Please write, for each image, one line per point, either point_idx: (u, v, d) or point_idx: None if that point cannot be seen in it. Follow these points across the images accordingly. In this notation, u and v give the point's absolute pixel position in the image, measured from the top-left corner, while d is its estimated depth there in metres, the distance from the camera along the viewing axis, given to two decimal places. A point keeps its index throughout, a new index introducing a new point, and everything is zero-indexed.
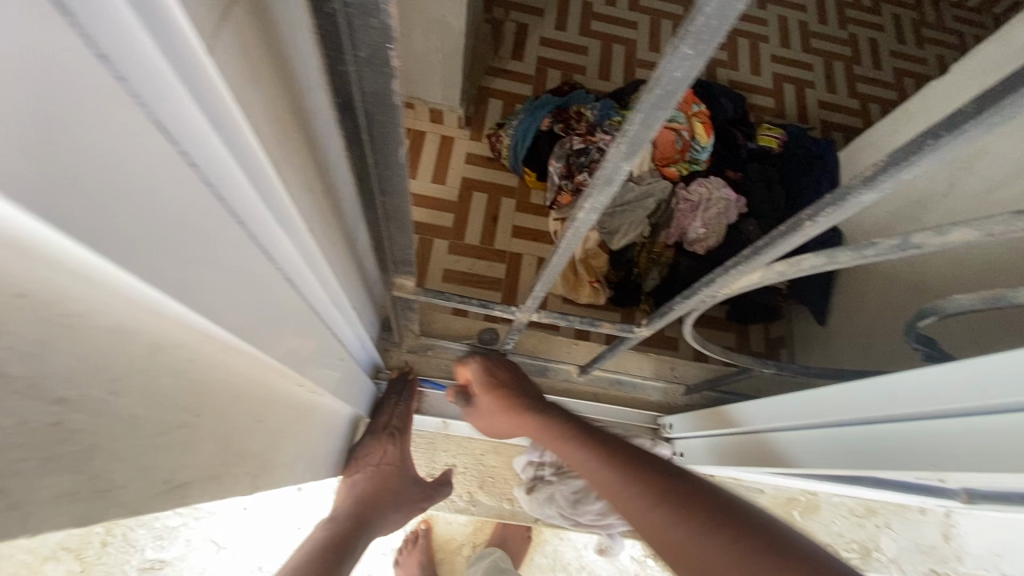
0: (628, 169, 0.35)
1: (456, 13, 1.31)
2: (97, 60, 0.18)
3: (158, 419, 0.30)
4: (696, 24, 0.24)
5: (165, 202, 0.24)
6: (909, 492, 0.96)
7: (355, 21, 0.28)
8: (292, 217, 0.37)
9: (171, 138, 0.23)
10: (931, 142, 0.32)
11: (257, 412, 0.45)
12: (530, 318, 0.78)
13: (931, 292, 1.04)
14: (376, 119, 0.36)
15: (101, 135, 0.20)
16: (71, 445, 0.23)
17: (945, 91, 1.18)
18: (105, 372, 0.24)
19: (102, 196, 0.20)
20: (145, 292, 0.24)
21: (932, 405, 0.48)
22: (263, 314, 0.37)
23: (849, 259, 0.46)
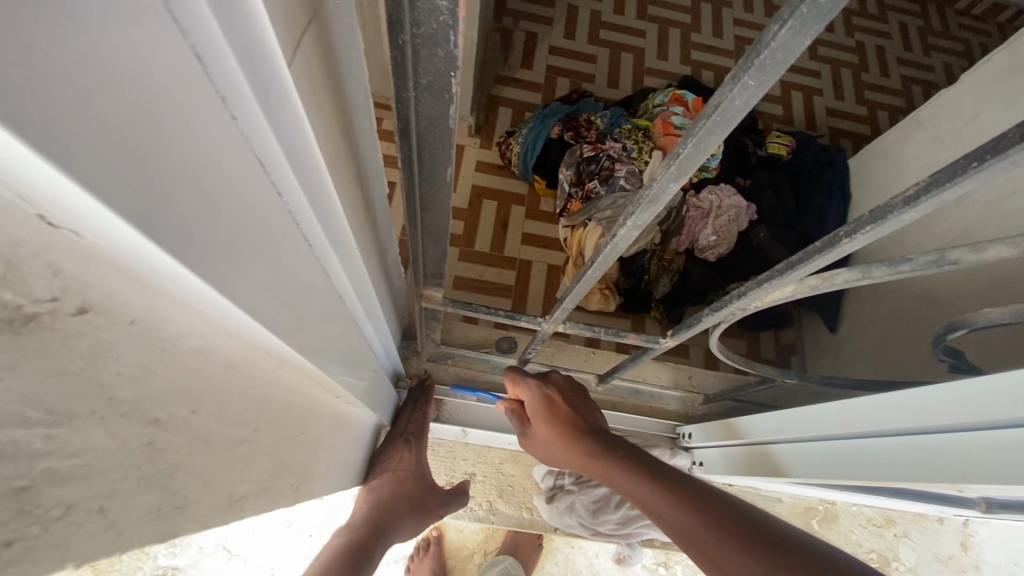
0: (675, 189, 0.36)
1: (469, 24, 1.33)
2: (217, 100, 0.19)
3: (227, 434, 0.30)
4: (762, 56, 0.25)
5: (254, 229, 0.25)
6: (929, 502, 0.96)
7: (421, 51, 0.29)
8: (342, 232, 0.38)
9: (261, 167, 0.24)
10: (977, 164, 0.32)
11: (302, 425, 0.45)
12: (555, 329, 0.79)
13: (941, 304, 1.04)
14: (428, 140, 0.37)
15: (217, 171, 0.20)
16: (159, 464, 0.24)
17: (957, 100, 1.19)
18: (189, 393, 0.25)
19: (213, 228, 0.21)
20: (231, 314, 0.25)
21: (964, 417, 0.50)
22: (315, 330, 0.38)
23: (884, 275, 0.47)
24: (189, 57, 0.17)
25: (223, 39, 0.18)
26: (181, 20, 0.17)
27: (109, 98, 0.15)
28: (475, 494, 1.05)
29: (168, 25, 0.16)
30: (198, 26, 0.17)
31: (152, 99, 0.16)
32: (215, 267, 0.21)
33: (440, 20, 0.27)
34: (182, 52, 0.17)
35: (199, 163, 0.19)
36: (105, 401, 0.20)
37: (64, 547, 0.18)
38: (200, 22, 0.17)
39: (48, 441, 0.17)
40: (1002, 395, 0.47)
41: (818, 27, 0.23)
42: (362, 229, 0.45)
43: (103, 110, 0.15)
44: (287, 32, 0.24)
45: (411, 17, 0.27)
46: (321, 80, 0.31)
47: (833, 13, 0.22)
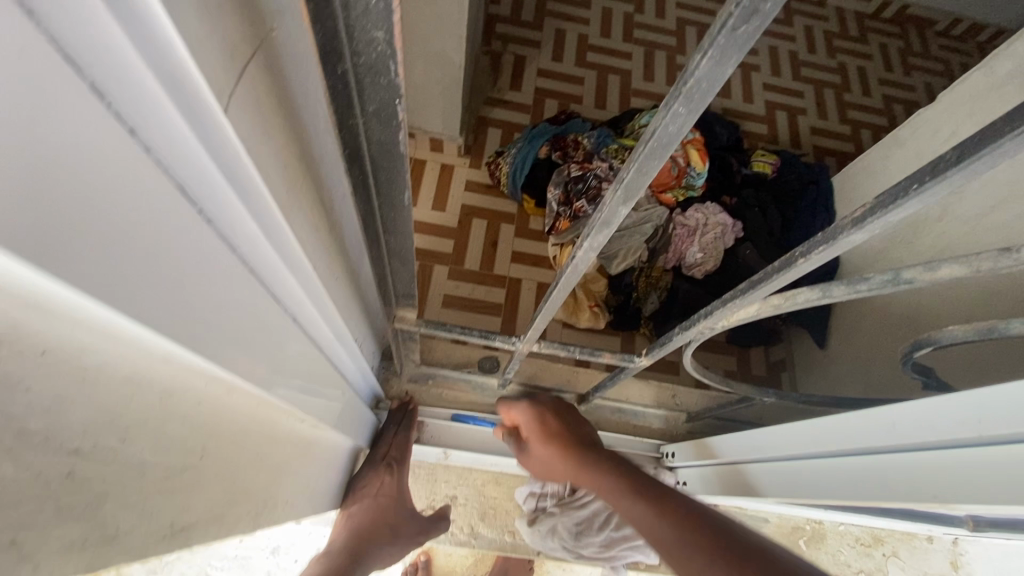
0: (625, 212, 0.36)
1: (456, 47, 1.35)
2: (125, 132, 0.20)
3: (165, 462, 0.30)
4: (688, 85, 0.25)
5: (178, 257, 0.25)
6: (915, 520, 0.95)
7: (364, 79, 0.30)
8: (299, 259, 0.38)
9: (188, 198, 0.25)
10: (916, 186, 0.33)
11: (260, 450, 0.45)
12: (531, 348, 0.79)
13: (926, 319, 1.05)
14: (382, 164, 0.38)
15: (125, 201, 0.21)
16: (81, 495, 0.24)
17: (933, 119, 1.21)
18: (116, 421, 0.25)
19: (122, 256, 0.21)
20: (158, 342, 0.25)
21: (927, 437, 0.50)
22: (266, 354, 0.38)
23: (842, 293, 0.47)
24: (84, 90, 0.18)
25: (127, 73, 0.18)
26: (76, 57, 0.17)
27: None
28: (457, 518, 1.03)
29: (57, 61, 0.17)
30: (95, 59, 0.17)
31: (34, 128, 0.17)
32: (129, 294, 0.22)
33: (379, 49, 0.28)
34: (76, 84, 0.17)
35: (100, 193, 0.19)
36: (13, 434, 0.19)
37: None
38: (98, 54, 0.17)
39: None
40: (959, 411, 0.47)
41: (735, 58, 0.24)
42: (325, 253, 0.46)
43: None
44: (222, 65, 0.25)
45: (351, 47, 0.28)
46: (270, 110, 0.31)
47: (751, 43, 0.23)
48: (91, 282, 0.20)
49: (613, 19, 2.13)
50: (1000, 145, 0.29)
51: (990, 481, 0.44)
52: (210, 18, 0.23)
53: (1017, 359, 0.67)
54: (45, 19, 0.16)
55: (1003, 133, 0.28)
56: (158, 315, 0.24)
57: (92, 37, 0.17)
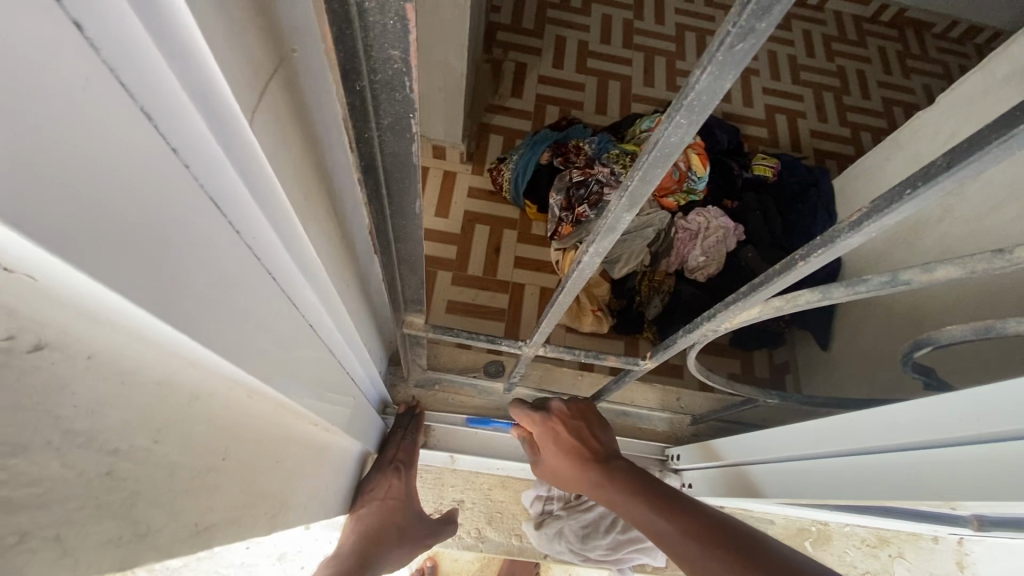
0: (629, 218, 0.38)
1: (459, 56, 1.37)
2: (168, 150, 0.21)
3: (191, 463, 0.31)
4: (689, 98, 0.27)
5: (211, 266, 0.26)
6: (920, 520, 0.95)
7: (380, 95, 0.32)
8: (315, 266, 0.40)
9: (220, 210, 0.26)
10: (909, 191, 0.34)
11: (276, 452, 0.46)
12: (536, 353, 0.80)
13: (929, 320, 1.06)
14: (394, 175, 0.39)
15: (166, 213, 0.22)
16: (119, 492, 0.25)
17: (931, 122, 1.22)
18: (151, 422, 0.26)
19: (165, 265, 0.22)
20: (191, 349, 0.26)
21: (928, 433, 0.51)
22: (284, 358, 0.39)
23: (842, 295, 0.48)
24: (136, 112, 0.19)
25: (172, 96, 0.20)
26: (129, 85, 0.19)
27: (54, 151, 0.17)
28: (464, 521, 1.04)
29: (115, 87, 0.18)
30: (147, 85, 0.19)
31: (93, 150, 0.18)
32: (171, 302, 0.23)
33: (395, 67, 0.29)
34: (129, 108, 0.19)
35: (148, 207, 0.21)
36: (61, 432, 0.21)
37: (19, 572, 0.19)
38: (149, 79, 0.19)
39: None
40: (959, 407, 0.48)
41: (733, 72, 0.25)
42: (338, 261, 0.47)
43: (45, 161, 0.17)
44: (248, 85, 0.26)
45: (368, 65, 0.29)
46: (289, 124, 0.33)
47: (746, 60, 0.24)
48: (139, 294, 0.21)
49: (613, 26, 2.16)
50: (989, 150, 0.30)
51: (993, 473, 0.45)
52: (238, 40, 0.25)
53: (1017, 358, 0.68)
54: (105, 50, 0.17)
55: (992, 139, 0.30)
56: (195, 322, 0.25)
57: (145, 65, 0.19)
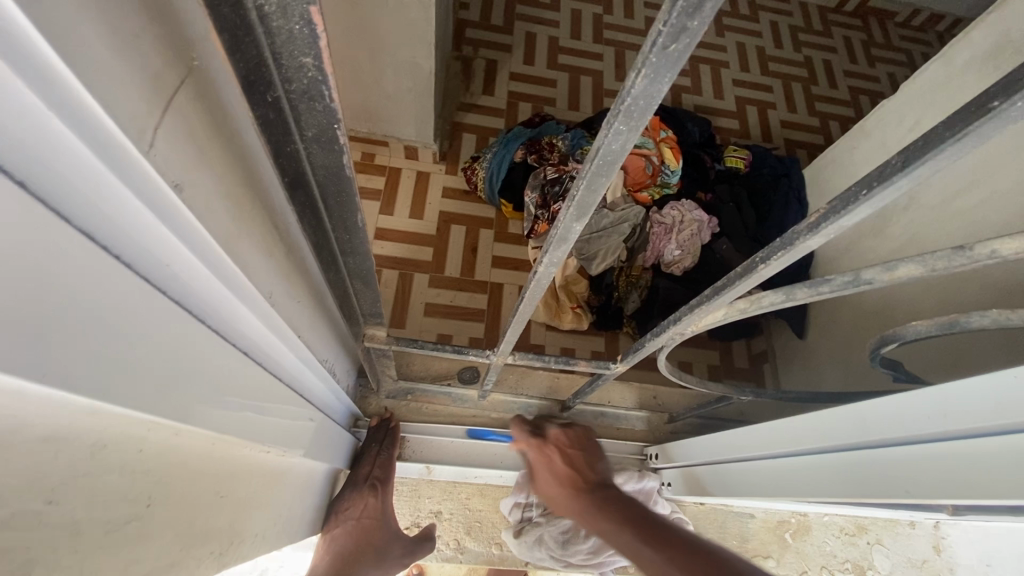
0: (580, 228, 0.36)
1: (426, 54, 1.34)
2: (14, 184, 0.20)
3: (103, 517, 0.28)
4: (625, 103, 0.25)
5: (91, 304, 0.24)
6: (898, 508, 0.96)
7: (298, 105, 0.29)
8: (254, 297, 0.37)
9: (99, 242, 0.24)
10: (865, 191, 0.33)
11: (220, 487, 0.43)
12: (505, 360, 0.78)
13: (900, 308, 1.07)
14: (330, 188, 0.37)
15: (14, 250, 0.20)
16: (2, 564, 0.22)
17: (896, 110, 1.23)
18: (40, 482, 0.24)
19: (10, 307, 0.20)
20: (71, 396, 0.24)
21: (898, 432, 0.50)
22: (217, 392, 0.36)
23: (806, 295, 0.47)
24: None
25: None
26: None
27: None
28: (443, 533, 1.01)
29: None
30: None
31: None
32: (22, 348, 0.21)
33: (310, 75, 0.27)
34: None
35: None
36: None
37: None
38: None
39: None
40: (924, 407, 0.47)
41: (669, 75, 0.23)
42: (289, 288, 0.44)
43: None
44: (148, 103, 0.24)
45: (280, 74, 0.27)
46: (215, 145, 0.30)
47: (681, 63, 0.22)
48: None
49: (582, 21, 2.14)
50: (944, 148, 0.29)
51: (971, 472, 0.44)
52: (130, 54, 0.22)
53: (983, 352, 0.68)
54: None
55: (946, 137, 0.28)
56: (61, 364, 0.22)
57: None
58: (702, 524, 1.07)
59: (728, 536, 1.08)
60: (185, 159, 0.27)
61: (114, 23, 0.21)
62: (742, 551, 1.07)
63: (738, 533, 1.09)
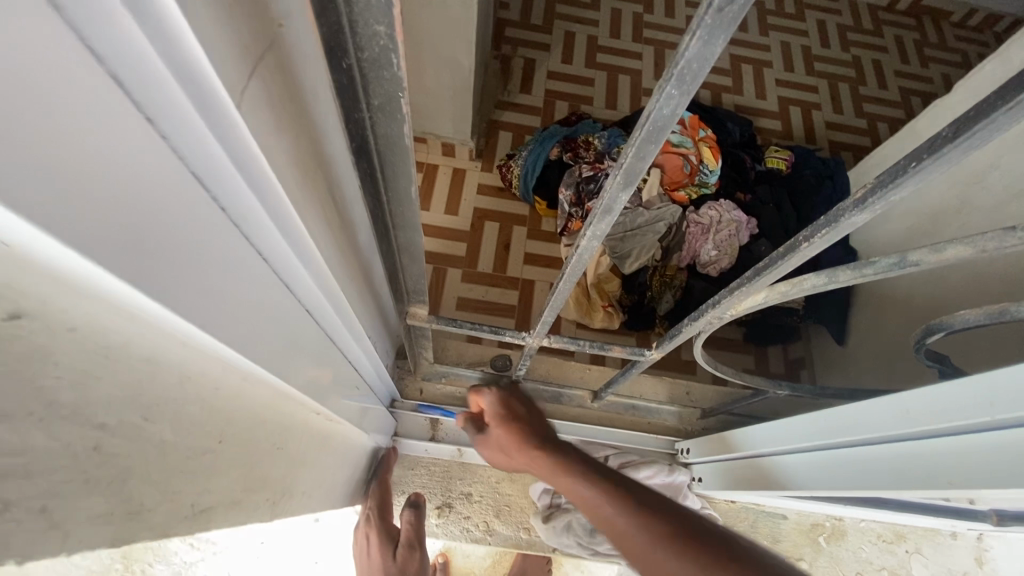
0: (626, 199, 0.37)
1: (467, 52, 1.36)
2: (158, 137, 0.21)
3: (187, 444, 0.31)
4: (679, 67, 0.26)
5: (206, 251, 0.26)
6: (942, 517, 0.92)
7: (369, 72, 0.32)
8: (323, 265, 0.40)
9: (216, 201, 0.25)
10: (914, 164, 0.33)
11: (277, 439, 0.46)
12: (540, 343, 0.79)
13: (951, 309, 1.03)
14: (389, 157, 0.40)
15: (149, 198, 0.21)
16: (107, 468, 0.25)
17: (952, 107, 1.18)
18: (141, 400, 0.26)
19: (143, 247, 0.22)
20: (180, 326, 0.26)
21: (938, 422, 0.49)
22: (286, 350, 0.40)
23: (849, 277, 0.47)
24: (114, 87, 0.18)
25: (149, 72, 0.19)
26: (114, 68, 0.18)
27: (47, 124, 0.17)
28: (472, 515, 1.03)
29: (85, 65, 0.17)
30: (119, 60, 0.18)
31: (56, 115, 0.17)
32: (150, 282, 0.23)
33: (381, 43, 0.30)
34: (105, 83, 0.18)
35: (118, 182, 0.20)
36: (46, 403, 0.21)
37: (3, 542, 0.19)
38: (126, 55, 0.18)
39: None
40: (968, 395, 0.46)
41: (724, 36, 0.24)
42: (348, 261, 0.47)
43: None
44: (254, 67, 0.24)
45: (354, 42, 0.30)
46: (315, 124, 0.31)
47: (735, 25, 0.24)
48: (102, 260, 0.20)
49: (622, 21, 2.13)
50: (995, 118, 0.29)
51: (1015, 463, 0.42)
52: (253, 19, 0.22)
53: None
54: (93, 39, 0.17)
55: (998, 107, 0.28)
56: (178, 302, 0.25)
57: (120, 38, 0.17)
58: (732, 522, 1.06)
59: (759, 536, 1.07)
60: (287, 125, 0.28)
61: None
62: None
63: (769, 534, 1.07)
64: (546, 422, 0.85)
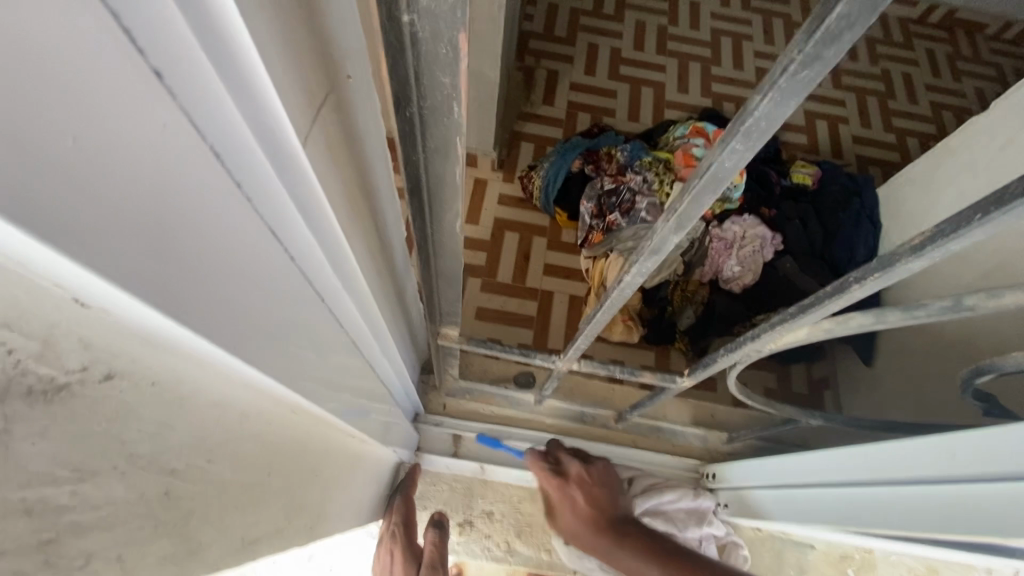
0: (677, 240, 0.37)
1: (492, 66, 1.37)
2: (233, 185, 0.22)
3: (241, 479, 0.32)
4: (747, 123, 0.26)
5: (265, 291, 0.27)
6: (979, 553, 0.89)
7: (428, 119, 0.32)
8: (358, 285, 0.40)
9: (273, 236, 0.26)
10: (979, 217, 0.32)
11: (315, 466, 0.47)
12: (569, 367, 0.79)
13: (987, 338, 1.00)
14: (437, 194, 0.40)
15: (226, 246, 0.23)
16: (175, 511, 0.25)
17: (988, 128, 1.16)
18: (205, 443, 0.27)
19: (219, 290, 0.23)
20: (243, 368, 0.27)
21: (985, 467, 0.48)
22: (327, 379, 0.40)
23: (899, 319, 0.46)
24: (200, 145, 0.19)
25: (227, 120, 0.20)
26: (204, 131, 0.19)
27: (153, 196, 0.18)
28: (493, 533, 1.03)
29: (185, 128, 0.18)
30: (207, 118, 0.19)
31: (158, 185, 0.18)
32: (219, 330, 0.23)
33: (444, 92, 0.30)
34: (197, 145, 0.19)
35: (200, 232, 0.21)
36: (126, 456, 0.21)
37: None
38: (211, 113, 0.19)
39: (73, 496, 0.19)
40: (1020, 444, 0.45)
41: (797, 99, 0.24)
42: (384, 284, 0.48)
43: (115, 198, 0.17)
44: (309, 110, 0.25)
45: (418, 92, 0.30)
46: (346, 152, 0.32)
47: (811, 86, 0.23)
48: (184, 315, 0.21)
49: (647, 33, 2.13)
50: None
51: None
52: (303, 65, 0.23)
53: None
54: (184, 103, 0.18)
55: None
56: (245, 344, 0.25)
57: (203, 95, 0.18)
58: (758, 549, 1.04)
59: (784, 565, 1.05)
60: (331, 159, 0.29)
61: (295, 36, 0.22)
62: None
63: (796, 563, 1.05)
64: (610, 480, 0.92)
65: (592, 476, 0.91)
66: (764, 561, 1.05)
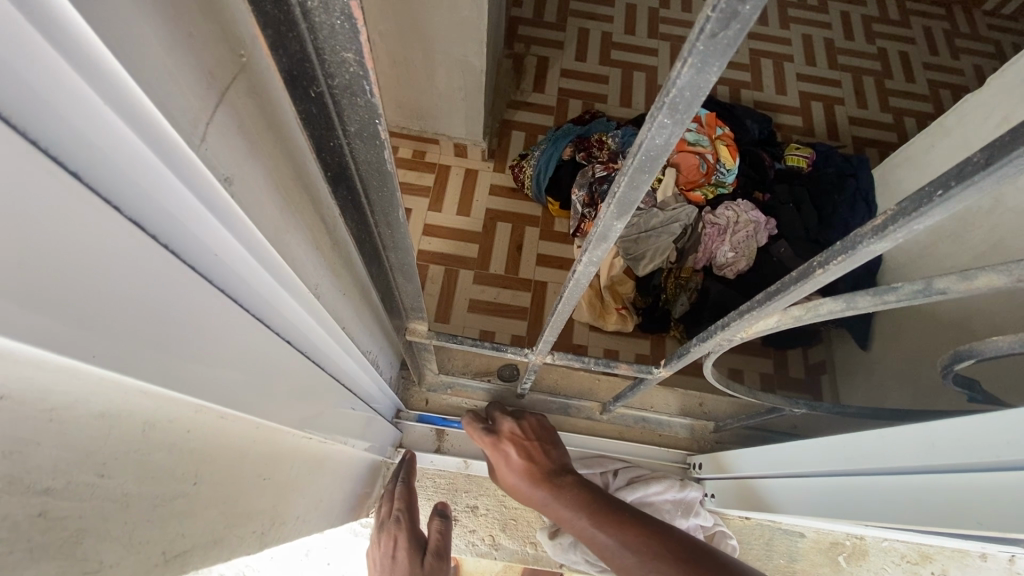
0: (621, 227, 0.35)
1: (477, 52, 1.33)
2: (71, 176, 0.19)
3: (152, 492, 0.30)
4: (671, 95, 0.24)
5: (150, 296, 0.25)
6: (971, 539, 0.87)
7: (341, 101, 0.30)
8: (301, 292, 0.38)
9: (152, 237, 0.24)
10: (941, 191, 0.30)
11: (263, 470, 0.45)
12: (544, 359, 0.77)
13: (981, 321, 0.97)
14: (372, 184, 0.38)
15: (72, 246, 0.20)
16: (57, 532, 0.24)
17: (983, 105, 1.12)
18: (93, 455, 0.25)
19: (61, 294, 0.21)
20: (116, 376, 0.25)
21: (961, 457, 0.46)
22: (263, 384, 0.38)
23: (869, 303, 0.43)
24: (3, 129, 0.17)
25: (36, 96, 0.17)
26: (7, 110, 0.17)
27: None
28: (478, 528, 1.01)
29: None
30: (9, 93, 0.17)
31: None
32: (68, 338, 0.21)
33: (351, 70, 0.28)
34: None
35: (22, 229, 0.18)
36: None
37: None
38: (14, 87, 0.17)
39: None
40: (1002, 433, 0.43)
41: (719, 63, 0.22)
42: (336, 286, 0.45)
43: None
44: (199, 97, 0.23)
45: (323, 70, 0.28)
46: (271, 144, 0.29)
47: (733, 49, 0.21)
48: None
49: (637, 16, 2.08)
50: None
51: None
52: (181, 50, 0.21)
53: None
54: None
55: None
56: (111, 352, 0.24)
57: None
58: (747, 539, 1.03)
59: (774, 554, 1.03)
60: (243, 153, 0.27)
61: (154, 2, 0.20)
62: (789, 571, 1.02)
63: (786, 552, 1.04)
64: (545, 433, 0.86)
65: (532, 429, 0.86)
66: (754, 550, 1.03)
